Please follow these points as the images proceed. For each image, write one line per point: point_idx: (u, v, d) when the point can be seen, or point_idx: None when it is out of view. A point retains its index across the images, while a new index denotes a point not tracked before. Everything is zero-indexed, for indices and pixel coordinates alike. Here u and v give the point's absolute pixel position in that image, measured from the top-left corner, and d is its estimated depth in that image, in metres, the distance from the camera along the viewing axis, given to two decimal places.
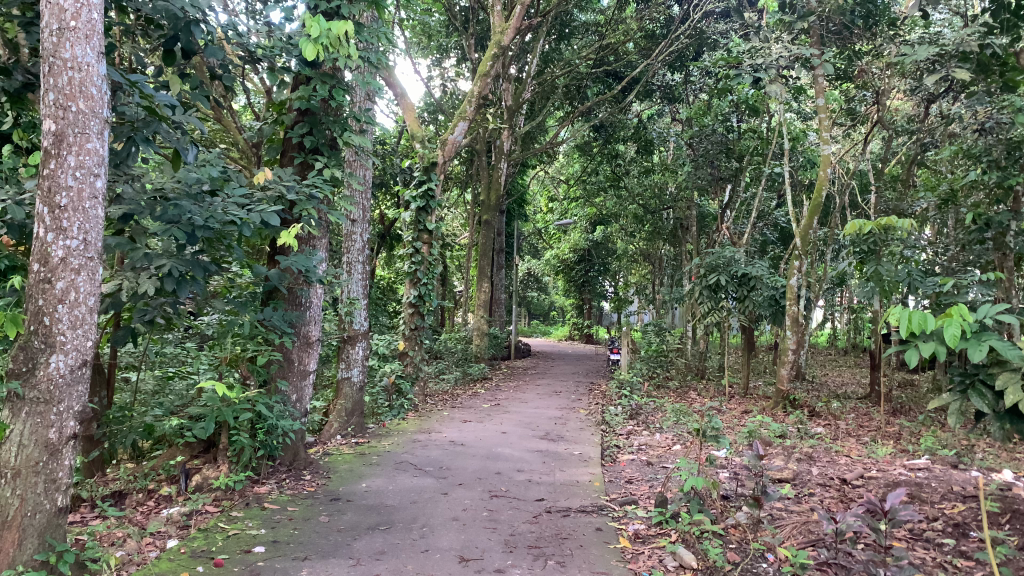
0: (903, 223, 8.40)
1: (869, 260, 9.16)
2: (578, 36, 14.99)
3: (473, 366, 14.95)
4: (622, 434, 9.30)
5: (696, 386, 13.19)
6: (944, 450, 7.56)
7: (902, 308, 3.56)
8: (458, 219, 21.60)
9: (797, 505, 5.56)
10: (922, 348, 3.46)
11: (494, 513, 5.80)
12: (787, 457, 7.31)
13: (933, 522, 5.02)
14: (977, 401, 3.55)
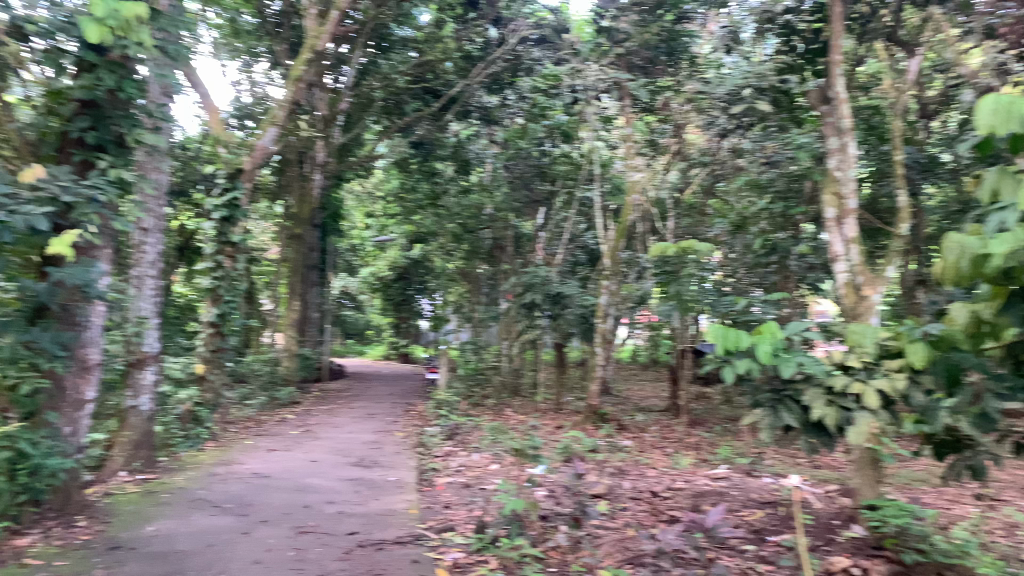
0: (703, 246, 8.79)
1: (670, 275, 9.46)
2: (395, 51, 13.74)
3: (283, 391, 13.98)
4: (439, 455, 9.01)
5: (512, 404, 13.20)
6: (739, 458, 8.01)
7: (719, 325, 3.59)
8: (268, 232, 20.25)
9: (613, 522, 5.47)
10: (738, 366, 3.50)
11: (302, 552, 5.29)
12: (601, 473, 7.27)
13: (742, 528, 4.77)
14: (787, 415, 3.62)
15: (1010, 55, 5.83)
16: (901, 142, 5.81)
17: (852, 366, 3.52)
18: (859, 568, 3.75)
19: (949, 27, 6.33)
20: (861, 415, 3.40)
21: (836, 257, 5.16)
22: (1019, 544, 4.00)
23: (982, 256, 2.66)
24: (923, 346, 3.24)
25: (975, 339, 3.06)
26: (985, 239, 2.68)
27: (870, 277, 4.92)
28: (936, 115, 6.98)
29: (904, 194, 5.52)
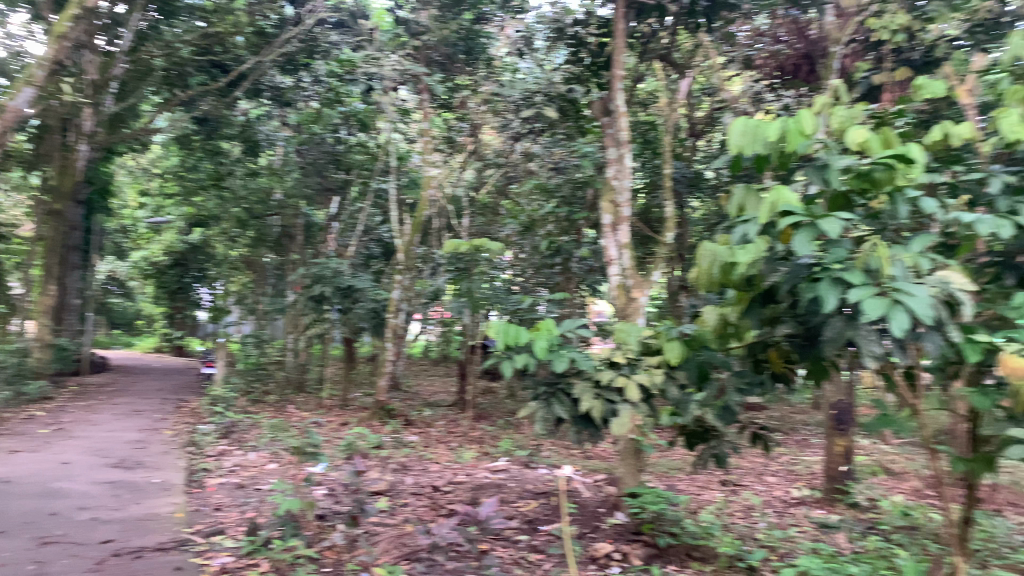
0: (491, 243, 8.57)
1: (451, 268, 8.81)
2: (179, 17, 11.76)
3: (31, 386, 12.31)
4: (212, 454, 8.39)
5: (297, 400, 12.49)
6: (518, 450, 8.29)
7: (499, 321, 3.61)
8: (18, 205, 17.65)
9: (393, 518, 5.38)
10: (515, 360, 3.55)
11: (43, 565, 4.69)
12: (384, 469, 6.88)
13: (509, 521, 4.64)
14: (559, 407, 3.62)
15: (763, 85, 6.62)
16: (669, 156, 6.20)
17: (618, 362, 3.68)
18: (619, 553, 3.96)
19: (714, 55, 6.69)
20: (625, 407, 3.57)
21: (609, 261, 5.41)
22: (754, 523, 4.47)
23: (730, 264, 2.89)
24: (678, 344, 3.48)
25: (722, 339, 3.37)
26: (731, 248, 2.91)
27: (637, 281, 5.28)
28: (702, 134, 7.36)
29: (670, 205, 5.96)
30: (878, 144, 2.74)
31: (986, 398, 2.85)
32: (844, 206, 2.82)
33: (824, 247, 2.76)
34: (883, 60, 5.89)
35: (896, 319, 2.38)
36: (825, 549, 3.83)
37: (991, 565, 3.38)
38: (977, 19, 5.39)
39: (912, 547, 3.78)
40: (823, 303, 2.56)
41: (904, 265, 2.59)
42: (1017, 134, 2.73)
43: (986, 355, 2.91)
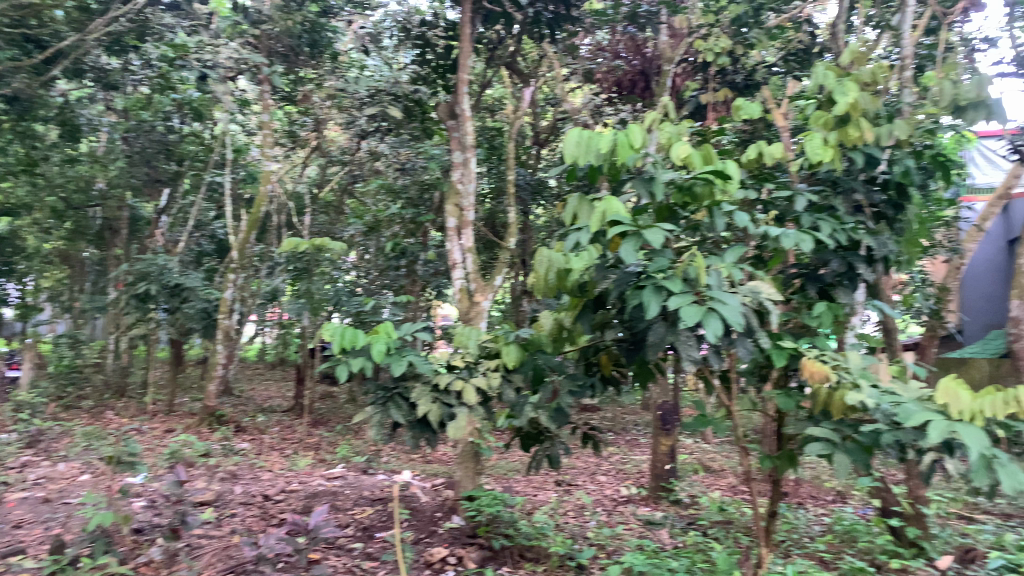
0: (338, 245, 6.95)
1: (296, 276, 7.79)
2: None
3: None
4: (12, 467, 7.49)
5: (114, 405, 11.14)
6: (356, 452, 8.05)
7: (336, 323, 3.29)
8: None
9: (218, 529, 4.99)
10: (351, 364, 3.23)
11: None
12: (209, 478, 6.28)
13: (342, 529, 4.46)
14: (395, 412, 3.35)
15: (603, 98, 6.45)
16: (513, 161, 6.22)
17: (456, 365, 3.48)
18: (454, 557, 3.90)
19: (558, 66, 6.41)
20: (462, 411, 3.36)
21: (453, 264, 5.35)
22: (584, 522, 4.59)
23: (565, 269, 3.02)
24: (514, 347, 3.44)
25: (557, 344, 3.44)
26: (566, 256, 3.05)
27: (481, 284, 5.29)
28: (545, 143, 7.48)
29: (513, 210, 6.04)
30: (700, 159, 2.89)
31: (790, 399, 3.08)
32: (667, 219, 2.98)
33: (649, 256, 2.85)
34: (710, 81, 5.82)
35: (710, 326, 2.52)
36: (648, 544, 3.99)
37: (792, 554, 3.63)
38: (791, 48, 5.70)
39: (726, 540, 3.99)
40: (646, 309, 2.65)
41: (719, 274, 2.74)
42: (820, 155, 2.96)
43: (791, 359, 3.14)
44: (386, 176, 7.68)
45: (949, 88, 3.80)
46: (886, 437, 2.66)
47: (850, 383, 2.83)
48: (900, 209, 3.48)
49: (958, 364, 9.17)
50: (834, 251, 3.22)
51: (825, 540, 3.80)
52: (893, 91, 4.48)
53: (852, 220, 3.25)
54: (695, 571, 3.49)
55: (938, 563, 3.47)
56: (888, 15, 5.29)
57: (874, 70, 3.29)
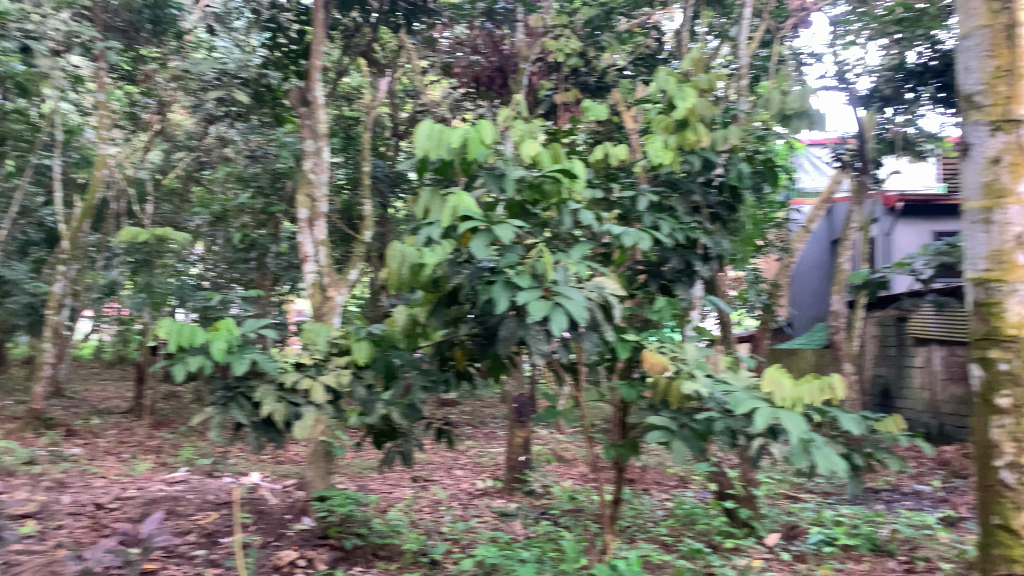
0: (179, 236, 6.51)
1: (135, 266, 7.06)
2: None
3: None
4: None
5: None
6: (201, 451, 7.63)
7: (172, 319, 3.09)
8: None
9: (41, 544, 4.53)
10: (189, 363, 3.04)
11: None
12: (32, 489, 5.73)
13: (181, 537, 4.19)
14: (237, 412, 3.18)
15: (462, 93, 6.46)
16: (369, 152, 6.07)
17: (304, 362, 3.33)
18: (304, 559, 3.77)
19: (415, 58, 6.28)
20: (309, 409, 3.24)
21: (305, 257, 5.18)
22: (439, 518, 4.58)
23: (418, 264, 2.91)
24: (366, 344, 3.33)
25: (410, 339, 3.37)
26: (419, 249, 2.93)
27: (334, 279, 5.13)
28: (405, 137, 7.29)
29: (369, 202, 5.91)
30: (548, 158, 2.95)
31: (633, 389, 3.21)
32: (519, 215, 2.98)
33: (501, 251, 2.83)
34: (564, 82, 5.80)
35: (556, 320, 2.56)
36: (501, 536, 4.02)
37: (637, 539, 3.77)
38: (639, 54, 5.84)
39: (575, 528, 4.09)
40: (496, 304, 2.65)
41: (566, 271, 2.78)
42: (660, 159, 3.12)
43: (634, 352, 3.27)
44: (236, 163, 7.26)
45: (776, 99, 3.83)
46: (719, 425, 2.84)
47: (686, 373, 3.00)
48: (733, 211, 3.69)
49: (788, 354, 9.91)
50: (674, 249, 3.39)
51: (666, 524, 3.98)
52: (731, 98, 4.75)
53: (690, 220, 3.42)
54: (546, 560, 3.55)
55: (766, 540, 3.73)
56: (726, 26, 5.61)
57: (710, 77, 3.47)
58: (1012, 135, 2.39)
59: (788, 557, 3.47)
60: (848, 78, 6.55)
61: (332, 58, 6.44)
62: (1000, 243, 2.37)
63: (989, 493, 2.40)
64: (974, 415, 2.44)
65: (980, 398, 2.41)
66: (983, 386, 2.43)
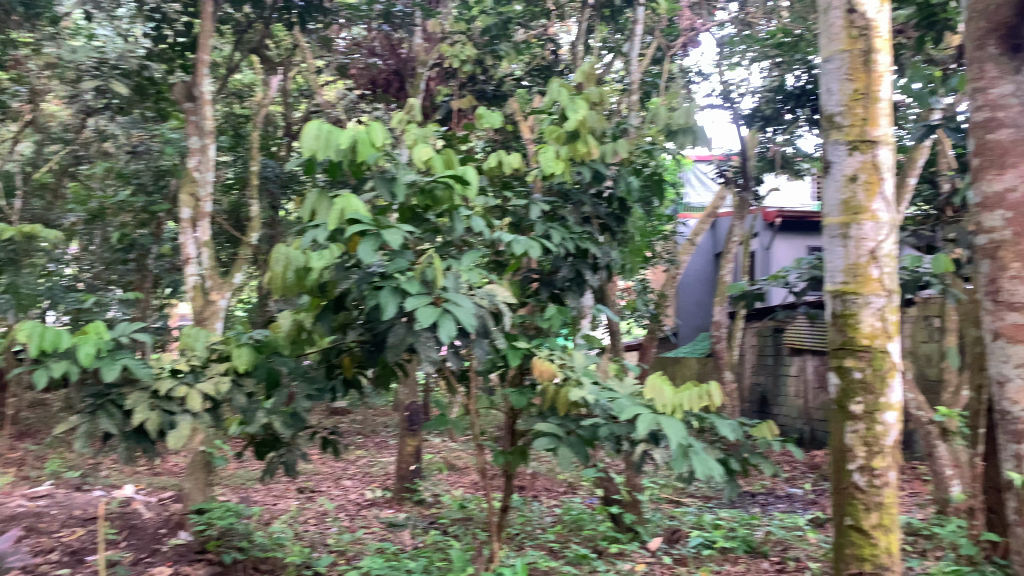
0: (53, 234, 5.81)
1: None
2: None
3: None
4: None
5: None
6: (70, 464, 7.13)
7: (32, 321, 2.84)
8: None
9: None
10: (51, 369, 2.82)
11: None
12: None
13: (41, 555, 3.90)
14: (106, 422, 2.97)
15: (357, 95, 6.23)
16: (257, 151, 5.87)
17: (180, 369, 3.15)
18: None
19: (309, 58, 6.12)
20: (185, 418, 3.07)
21: (187, 259, 4.97)
22: (326, 529, 4.46)
23: (304, 268, 2.83)
24: (247, 350, 3.18)
25: (296, 346, 3.27)
26: (306, 252, 2.84)
27: (218, 282, 4.95)
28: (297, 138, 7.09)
29: (256, 204, 5.73)
30: (440, 164, 2.89)
31: (523, 397, 3.21)
32: (409, 220, 2.96)
33: (390, 256, 2.75)
34: (460, 89, 5.66)
35: (445, 327, 2.49)
36: (388, 547, 3.95)
37: (525, 546, 3.78)
38: (535, 64, 5.99)
39: (464, 537, 4.06)
40: (382, 310, 2.54)
41: (456, 277, 2.73)
42: (553, 168, 3.13)
43: (525, 359, 3.27)
44: (116, 159, 6.84)
45: (663, 113, 3.99)
46: (603, 430, 2.92)
47: (574, 381, 3.02)
48: (621, 222, 3.79)
49: (675, 362, 10.25)
50: (564, 258, 3.47)
51: (554, 531, 4.02)
52: (623, 113, 4.88)
53: (580, 230, 3.48)
54: (432, 570, 3.50)
55: (649, 545, 3.83)
56: (619, 41, 5.81)
57: (600, 91, 3.56)
58: (867, 154, 2.46)
59: (669, 560, 3.57)
60: (732, 96, 6.78)
61: (223, 51, 6.48)
62: (856, 257, 2.42)
63: (843, 495, 2.44)
64: (830, 422, 2.49)
65: (837, 405, 2.44)
66: (839, 394, 2.47)
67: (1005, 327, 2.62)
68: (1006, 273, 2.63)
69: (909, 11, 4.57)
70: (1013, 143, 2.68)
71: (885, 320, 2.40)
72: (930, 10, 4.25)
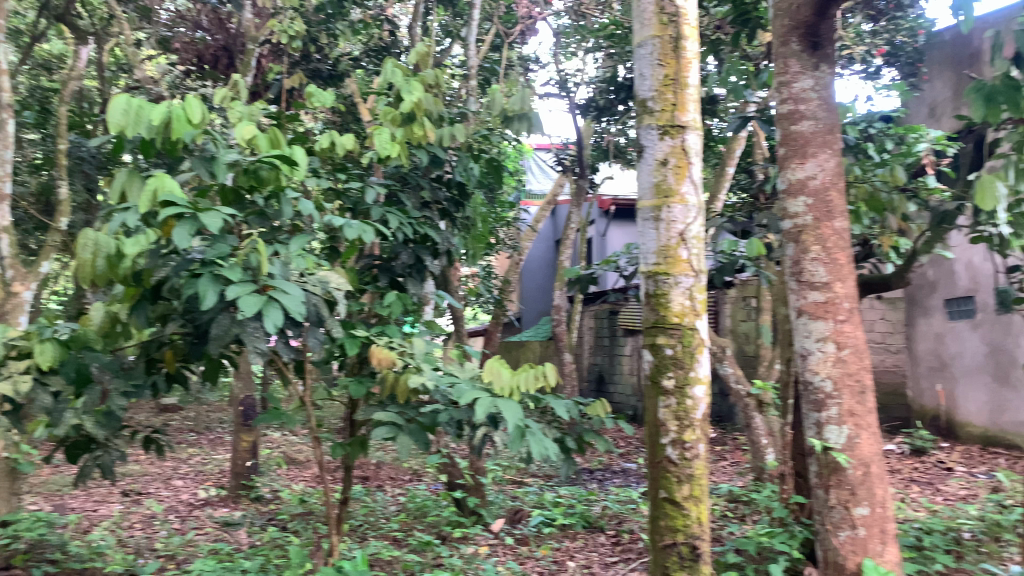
0: None
1: None
2: None
3: None
4: None
5: None
6: None
7: None
8: None
9: None
10: None
11: None
12: None
13: None
14: None
15: (181, 72, 5.67)
16: (66, 129, 5.36)
17: None
18: None
19: (126, 29, 5.65)
20: None
21: None
22: (153, 533, 4.18)
23: (115, 255, 2.59)
24: (52, 345, 2.85)
25: (108, 340, 3.01)
26: (116, 237, 2.61)
27: (21, 272, 4.49)
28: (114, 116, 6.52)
29: (65, 184, 5.23)
30: (266, 143, 2.74)
31: (361, 386, 3.11)
32: (233, 202, 2.77)
33: (210, 241, 2.57)
34: (293, 66, 5.59)
35: (270, 316, 2.36)
36: (223, 547, 3.75)
37: (367, 537, 3.71)
38: (372, 44, 5.86)
39: (305, 532, 3.94)
40: (200, 298, 2.36)
41: (283, 264, 2.60)
42: (388, 151, 3.01)
43: (363, 348, 3.17)
44: None
45: (500, 99, 4.06)
46: (442, 417, 2.86)
47: (413, 367, 2.94)
48: (461, 209, 3.79)
49: (518, 346, 10.48)
50: (404, 244, 3.40)
51: (397, 519, 3.98)
52: (462, 99, 4.92)
53: (418, 214, 3.43)
54: (270, 568, 3.36)
55: (492, 527, 3.89)
56: (459, 26, 5.83)
57: (437, 73, 3.53)
58: (676, 139, 2.51)
59: (511, 541, 3.64)
60: (568, 86, 6.95)
61: (25, 18, 5.92)
62: (666, 239, 2.46)
63: (657, 469, 2.40)
64: (644, 398, 2.47)
65: (650, 380, 2.43)
66: (652, 370, 2.46)
67: (807, 305, 2.84)
68: (808, 255, 2.86)
69: (727, 9, 4.87)
70: (813, 134, 2.93)
71: (693, 299, 2.43)
72: (745, 8, 4.57)
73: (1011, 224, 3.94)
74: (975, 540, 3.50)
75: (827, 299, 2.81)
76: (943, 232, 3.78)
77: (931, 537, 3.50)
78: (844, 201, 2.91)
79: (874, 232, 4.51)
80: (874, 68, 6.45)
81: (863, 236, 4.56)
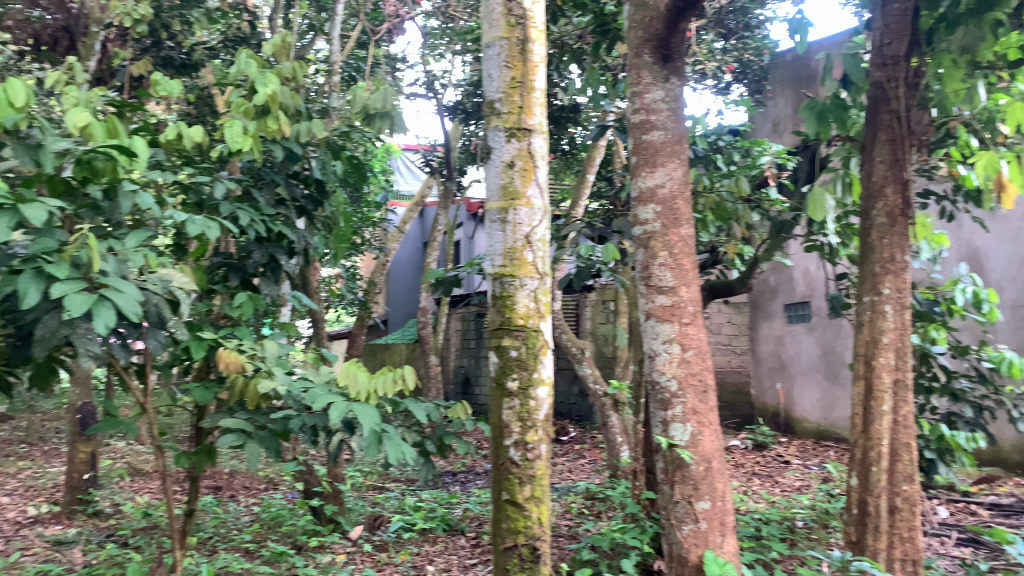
0: None
1: None
2: None
3: None
4: None
5: None
6: None
7: None
8: None
9: None
10: None
11: None
12: None
13: None
14: None
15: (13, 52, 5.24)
16: None
17: None
18: None
19: None
20: None
21: None
22: None
23: None
24: None
25: None
26: None
27: None
28: None
29: None
30: (102, 132, 2.56)
31: (208, 391, 2.95)
32: (62, 195, 2.56)
33: (34, 235, 2.36)
34: (140, 51, 5.27)
35: (101, 316, 2.19)
36: (52, 568, 3.46)
37: (217, 550, 3.53)
38: (231, 34, 5.68)
39: (148, 547, 3.70)
40: (21, 297, 2.16)
41: (118, 261, 2.43)
42: (238, 145, 2.89)
43: (211, 351, 3.02)
44: None
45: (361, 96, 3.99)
46: (295, 422, 2.76)
47: (264, 371, 2.82)
48: (320, 207, 3.68)
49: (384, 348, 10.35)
50: (258, 243, 3.26)
51: (250, 530, 3.82)
52: (323, 95, 4.79)
53: (272, 211, 3.30)
54: None
55: (350, 534, 3.80)
56: (322, 20, 5.69)
57: (294, 67, 3.42)
58: (523, 142, 2.54)
59: (369, 548, 3.57)
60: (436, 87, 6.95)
61: None
62: (512, 241, 2.48)
63: (501, 470, 2.41)
64: (490, 399, 2.47)
65: (495, 382, 2.43)
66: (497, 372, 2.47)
67: (655, 308, 2.96)
68: (656, 260, 2.97)
69: (588, 20, 5.03)
70: (663, 144, 3.05)
71: (538, 301, 2.46)
72: (604, 19, 4.72)
73: (840, 234, 4.44)
74: (807, 528, 3.78)
75: (673, 303, 2.93)
76: (780, 241, 4.17)
77: (768, 527, 3.73)
78: (690, 209, 3.04)
79: (722, 240, 4.77)
80: (725, 84, 6.85)
81: (712, 243, 4.83)
